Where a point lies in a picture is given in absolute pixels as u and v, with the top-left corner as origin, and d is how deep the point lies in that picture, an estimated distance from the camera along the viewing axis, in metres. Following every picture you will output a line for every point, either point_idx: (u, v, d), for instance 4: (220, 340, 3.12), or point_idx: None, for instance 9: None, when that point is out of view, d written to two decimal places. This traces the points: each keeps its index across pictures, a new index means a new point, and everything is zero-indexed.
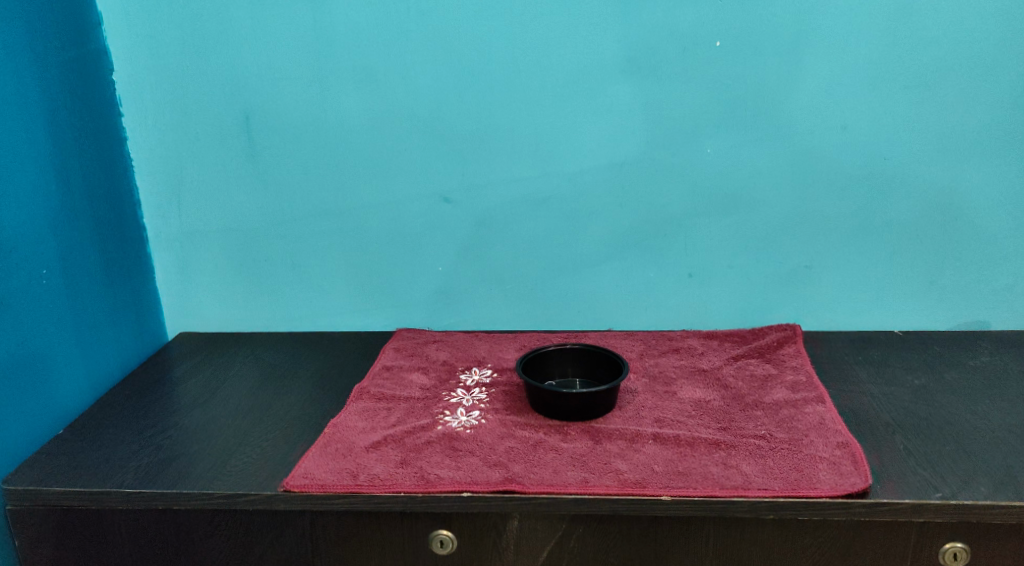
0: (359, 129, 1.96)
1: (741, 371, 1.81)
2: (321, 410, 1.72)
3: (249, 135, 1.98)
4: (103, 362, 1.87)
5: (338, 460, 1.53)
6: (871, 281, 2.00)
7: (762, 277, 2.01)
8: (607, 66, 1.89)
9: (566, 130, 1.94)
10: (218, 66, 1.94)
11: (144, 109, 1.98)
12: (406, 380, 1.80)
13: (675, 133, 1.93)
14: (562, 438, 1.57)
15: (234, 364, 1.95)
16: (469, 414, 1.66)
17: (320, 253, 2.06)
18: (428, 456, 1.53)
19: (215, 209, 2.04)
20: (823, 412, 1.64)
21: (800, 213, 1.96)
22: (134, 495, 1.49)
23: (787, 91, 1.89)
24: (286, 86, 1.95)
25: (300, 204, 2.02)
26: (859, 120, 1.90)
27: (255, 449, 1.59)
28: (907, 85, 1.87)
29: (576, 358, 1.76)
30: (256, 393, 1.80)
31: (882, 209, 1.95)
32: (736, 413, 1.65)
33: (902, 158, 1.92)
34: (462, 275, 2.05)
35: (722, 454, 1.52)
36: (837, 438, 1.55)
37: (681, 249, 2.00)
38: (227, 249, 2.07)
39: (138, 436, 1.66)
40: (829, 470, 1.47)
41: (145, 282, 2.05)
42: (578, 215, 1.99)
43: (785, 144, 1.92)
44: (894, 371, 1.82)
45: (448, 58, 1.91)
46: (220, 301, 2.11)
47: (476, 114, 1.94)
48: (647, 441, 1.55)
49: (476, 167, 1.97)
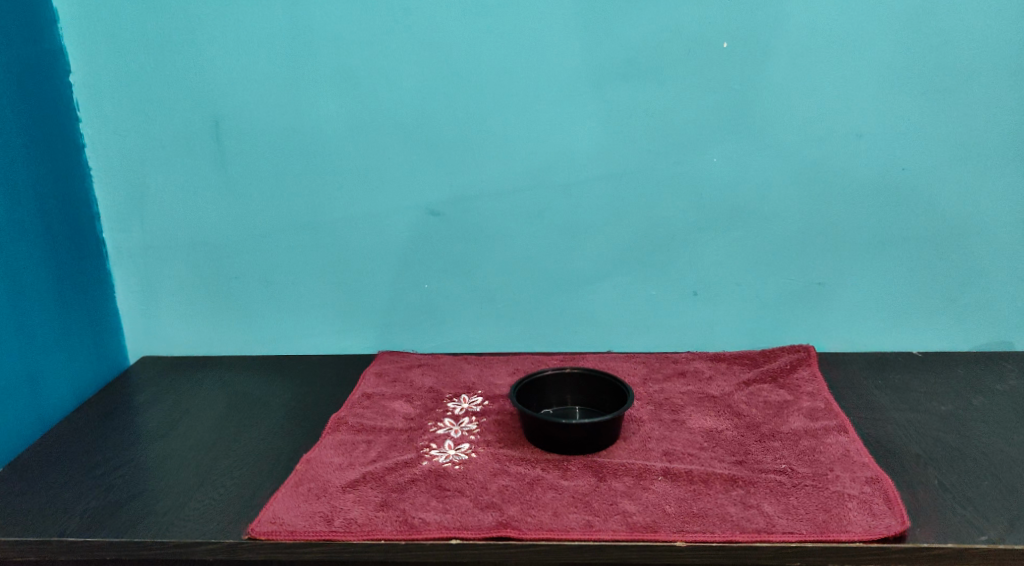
0: (336, 135, 1.81)
1: (754, 397, 1.66)
2: (294, 444, 1.56)
3: (219, 142, 1.83)
4: (55, 390, 1.71)
5: (310, 503, 1.36)
6: (889, 300, 1.85)
7: (773, 295, 1.86)
8: (606, 69, 1.75)
9: (561, 138, 1.79)
10: (185, 68, 1.79)
11: (102, 113, 1.82)
12: (388, 409, 1.64)
13: (678, 141, 1.78)
14: (561, 475, 1.41)
15: (201, 391, 1.79)
16: (458, 448, 1.50)
17: (294, 271, 1.90)
18: (412, 497, 1.37)
19: (182, 223, 1.88)
20: (846, 443, 1.49)
21: (813, 226, 1.82)
22: (79, 544, 1.32)
23: (800, 96, 1.75)
24: (260, 90, 1.80)
25: (274, 217, 1.87)
26: (877, 126, 1.76)
27: (218, 490, 1.43)
28: (928, 89, 1.74)
29: (575, 385, 1.61)
30: (222, 426, 1.64)
31: (901, 222, 1.81)
32: (751, 444, 1.50)
33: (923, 167, 1.78)
34: (448, 293, 1.90)
35: (740, 492, 1.37)
36: (865, 473, 1.40)
37: (684, 265, 1.85)
38: (194, 266, 1.91)
39: (89, 474, 1.49)
40: (860, 511, 1.32)
41: (105, 303, 1.90)
42: (574, 230, 1.84)
43: (796, 152, 1.78)
44: (918, 396, 1.68)
45: (435, 59, 1.76)
46: (187, 321, 1.95)
47: (463, 119, 1.79)
48: (657, 477, 1.40)
49: (465, 177, 1.82)
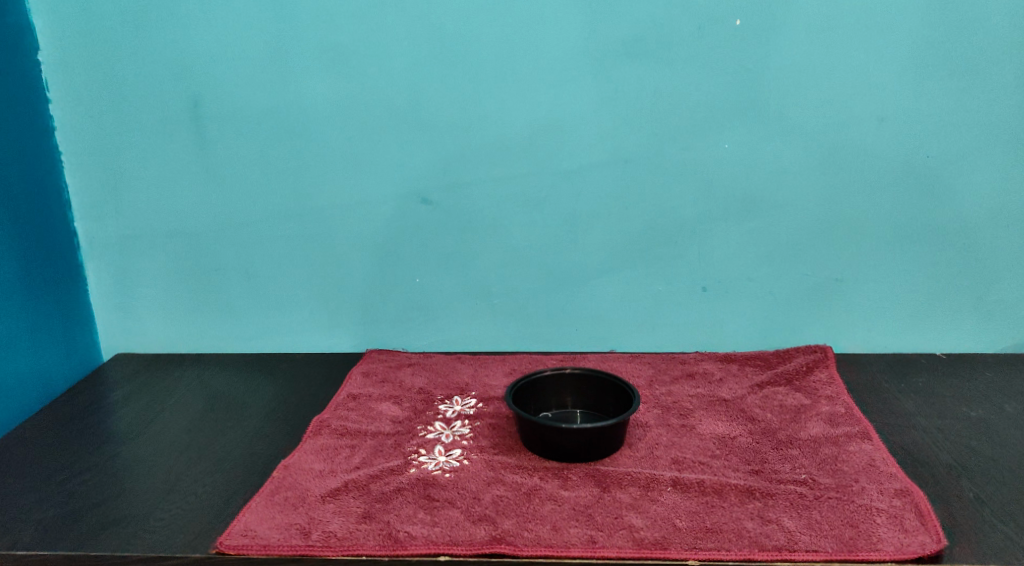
0: (323, 118, 1.70)
1: (769, 401, 1.54)
2: (272, 449, 1.44)
3: (199, 124, 1.71)
4: (19, 389, 1.59)
5: (287, 514, 1.25)
6: (911, 298, 1.74)
7: (787, 291, 1.75)
8: (612, 48, 1.63)
9: (563, 123, 1.68)
10: (162, 45, 1.68)
11: (74, 93, 1.70)
12: (374, 411, 1.52)
13: (688, 127, 1.67)
14: (561, 484, 1.29)
15: (176, 391, 1.67)
16: (449, 454, 1.38)
17: (277, 263, 1.78)
18: (398, 508, 1.25)
19: (159, 212, 1.77)
20: (871, 451, 1.37)
21: (832, 218, 1.70)
22: (31, 558, 1.21)
23: (819, 79, 1.63)
24: (242, 70, 1.68)
25: (256, 206, 1.75)
26: (902, 111, 1.64)
27: (188, 499, 1.31)
28: (955, 72, 1.62)
29: (576, 387, 1.49)
30: (197, 428, 1.52)
31: (926, 214, 1.69)
32: (768, 452, 1.38)
33: (951, 156, 1.66)
34: (443, 288, 1.78)
35: (757, 505, 1.25)
36: (893, 485, 1.28)
37: (694, 259, 1.73)
38: (172, 257, 1.79)
39: (49, 480, 1.37)
40: (890, 527, 1.20)
41: (76, 296, 1.78)
42: (576, 221, 1.72)
43: (815, 139, 1.66)
44: (945, 401, 1.56)
45: (428, 37, 1.64)
46: (164, 316, 1.83)
47: (459, 102, 1.67)
48: (666, 488, 1.28)
49: (461, 163, 1.71)
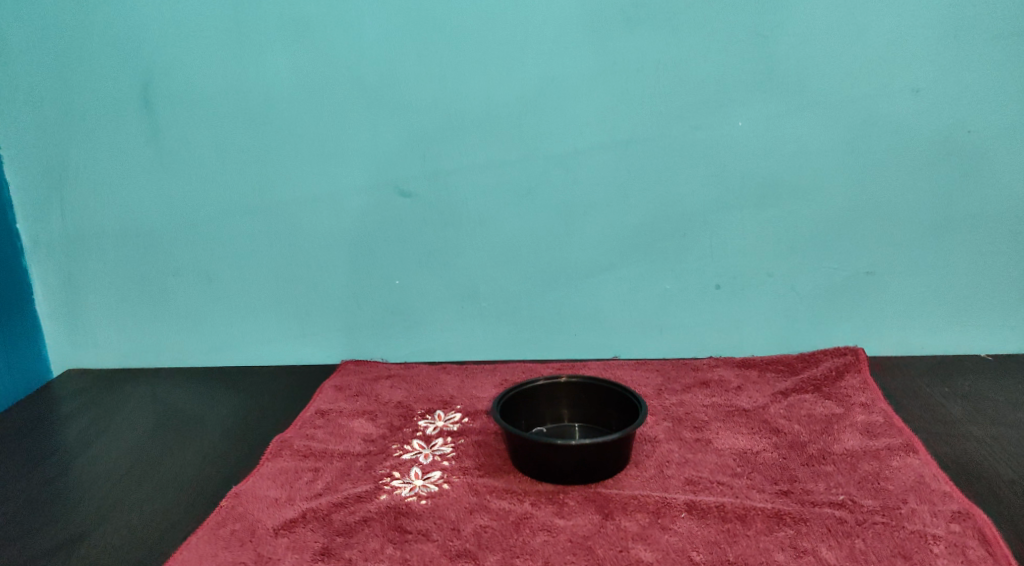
0: (289, 102, 1.52)
1: (795, 411, 1.35)
2: (225, 473, 1.26)
3: (152, 111, 1.54)
4: None
5: (234, 552, 1.07)
6: (951, 292, 1.54)
7: (812, 287, 1.55)
8: (610, 15, 1.45)
9: (557, 102, 1.49)
10: (110, 22, 1.50)
11: (14, 78, 1.53)
12: (344, 429, 1.33)
13: (697, 103, 1.48)
14: (556, 511, 1.11)
15: (127, 408, 1.49)
16: (426, 477, 1.19)
17: (241, 265, 1.60)
18: (364, 543, 1.07)
19: (110, 210, 1.59)
20: (918, 466, 1.18)
21: (860, 203, 1.51)
22: None
23: (845, 45, 1.45)
24: (198, 49, 1.50)
25: (217, 202, 1.57)
26: (938, 80, 1.46)
27: (123, 533, 1.13)
28: (1000, 34, 1.43)
29: (573, 397, 1.30)
30: (144, 449, 1.34)
31: (967, 196, 1.50)
32: (797, 469, 1.19)
33: (995, 129, 1.47)
34: (425, 290, 1.59)
35: (788, 533, 1.06)
36: (949, 507, 1.09)
37: (706, 252, 1.55)
38: (126, 261, 1.61)
39: None
40: (950, 559, 1.01)
41: (22, 305, 1.60)
42: (573, 211, 1.54)
43: (840, 114, 1.48)
44: (998, 406, 1.37)
45: (403, 8, 1.47)
46: (119, 326, 1.65)
47: (440, 80, 1.50)
48: (680, 514, 1.09)
49: (443, 149, 1.53)
